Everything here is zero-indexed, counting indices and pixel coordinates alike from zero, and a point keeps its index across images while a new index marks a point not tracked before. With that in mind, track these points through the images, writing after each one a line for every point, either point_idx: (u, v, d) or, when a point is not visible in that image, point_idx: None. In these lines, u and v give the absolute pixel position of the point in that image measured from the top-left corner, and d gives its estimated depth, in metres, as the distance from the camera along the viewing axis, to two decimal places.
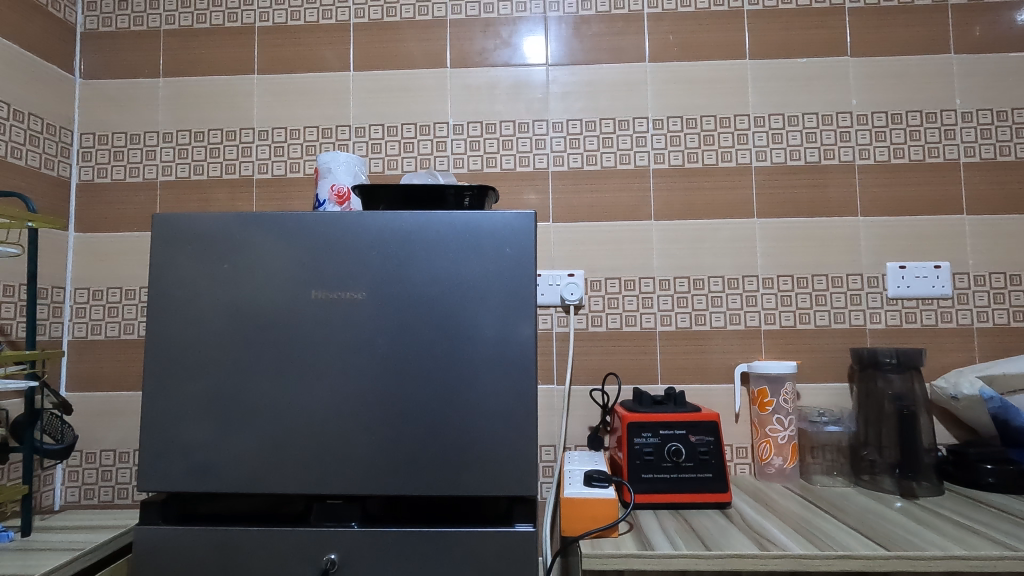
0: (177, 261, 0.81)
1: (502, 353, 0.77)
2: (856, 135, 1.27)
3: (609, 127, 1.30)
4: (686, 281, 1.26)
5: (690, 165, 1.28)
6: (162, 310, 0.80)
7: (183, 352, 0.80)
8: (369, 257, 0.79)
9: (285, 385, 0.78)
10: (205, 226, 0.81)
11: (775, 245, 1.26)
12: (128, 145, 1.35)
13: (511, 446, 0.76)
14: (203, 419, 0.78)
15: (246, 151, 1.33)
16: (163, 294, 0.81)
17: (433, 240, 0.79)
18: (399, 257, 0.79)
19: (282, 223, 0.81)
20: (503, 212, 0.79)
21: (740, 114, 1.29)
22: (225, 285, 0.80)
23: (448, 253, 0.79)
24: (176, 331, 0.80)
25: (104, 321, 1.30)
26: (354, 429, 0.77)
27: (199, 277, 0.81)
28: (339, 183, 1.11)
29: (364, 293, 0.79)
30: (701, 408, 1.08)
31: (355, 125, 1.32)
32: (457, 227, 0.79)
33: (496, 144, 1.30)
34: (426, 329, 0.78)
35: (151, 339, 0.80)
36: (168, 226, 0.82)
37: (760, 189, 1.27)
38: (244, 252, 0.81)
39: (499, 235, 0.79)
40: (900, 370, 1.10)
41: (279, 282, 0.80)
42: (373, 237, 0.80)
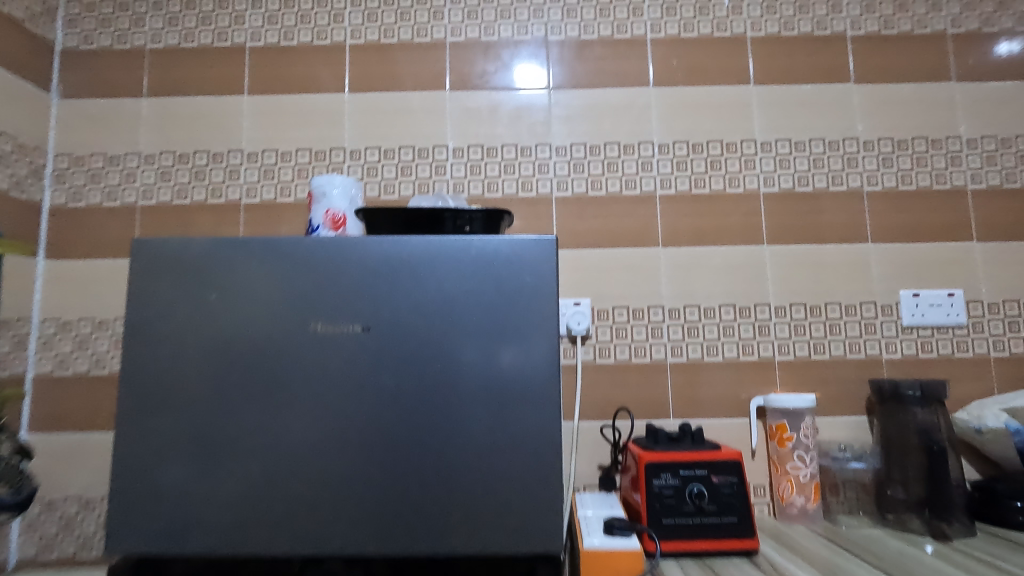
0: (156, 288, 0.73)
1: (522, 388, 0.71)
2: (863, 161, 1.25)
3: (614, 152, 1.26)
4: (697, 310, 1.21)
5: (698, 191, 1.25)
6: (138, 343, 0.72)
7: (161, 390, 0.71)
8: (373, 286, 0.73)
9: (278, 427, 0.70)
10: (191, 253, 0.74)
11: (787, 273, 1.22)
12: (107, 167, 1.27)
13: (532, 492, 0.69)
14: (183, 466, 0.70)
15: (234, 173, 1.26)
16: (139, 326, 0.72)
17: (443, 266, 0.73)
18: (407, 283, 0.73)
19: (277, 247, 0.74)
20: (521, 234, 0.73)
21: (747, 139, 1.26)
22: (211, 316, 0.73)
23: (459, 280, 0.73)
24: (154, 367, 0.72)
25: (73, 355, 1.20)
26: (356, 475, 0.69)
27: (182, 309, 0.73)
28: (334, 208, 1.05)
29: (367, 323, 0.72)
30: (721, 445, 1.02)
31: (350, 148, 1.26)
32: (470, 251, 0.73)
33: (498, 168, 1.25)
34: (436, 362, 0.71)
35: (125, 376, 0.71)
36: (147, 250, 0.74)
37: (770, 215, 1.24)
38: (234, 280, 0.73)
39: (518, 260, 0.73)
40: (924, 403, 1.05)
41: (272, 313, 0.72)
42: (378, 263, 0.73)
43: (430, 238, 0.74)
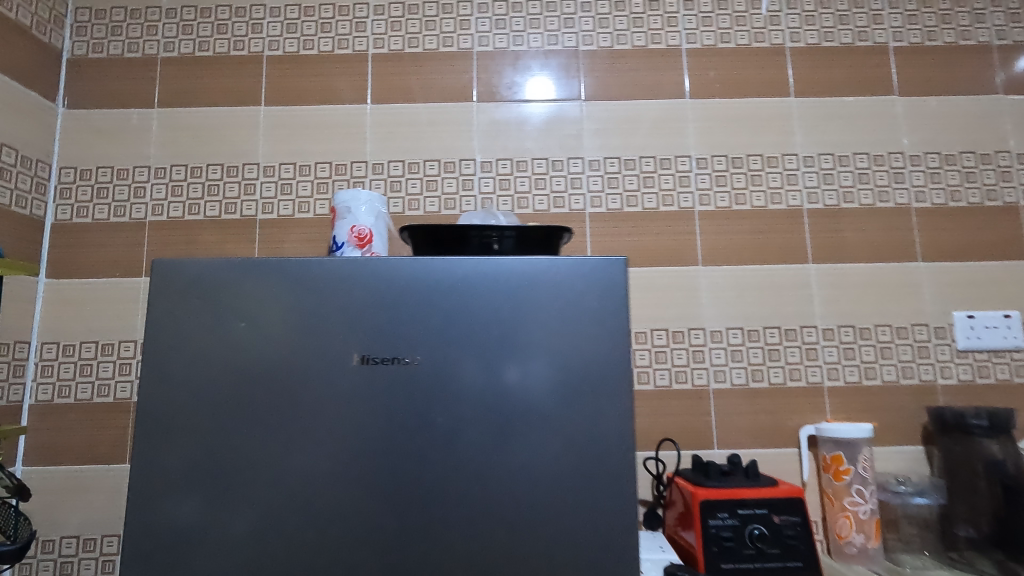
0: (181, 310, 0.67)
1: (584, 419, 0.66)
2: (910, 177, 1.20)
3: (650, 166, 1.20)
4: (741, 333, 1.14)
5: (738, 207, 1.19)
6: (160, 371, 0.66)
7: (188, 423, 0.65)
8: (414, 309, 0.68)
9: (319, 462, 0.65)
10: (212, 274, 0.68)
11: (833, 294, 1.15)
12: (114, 181, 1.20)
13: (590, 531, 0.65)
14: (213, 506, 0.63)
15: (249, 188, 1.20)
16: (161, 351, 0.66)
17: (489, 288, 0.68)
18: (459, 307, 0.68)
19: (317, 267, 0.68)
20: (580, 257, 0.69)
21: (787, 153, 1.21)
22: (241, 342, 0.66)
23: (508, 304, 0.68)
24: (177, 397, 0.65)
25: (73, 382, 1.12)
26: (406, 514, 0.64)
27: (202, 336, 0.66)
28: (360, 225, 0.98)
29: (415, 349, 0.67)
30: (779, 481, 0.94)
31: (372, 161, 1.20)
32: (527, 273, 0.69)
33: (528, 183, 1.19)
34: (491, 392, 0.66)
35: (145, 407, 0.65)
36: (171, 269, 0.68)
37: (815, 232, 1.18)
38: (267, 302, 0.67)
39: (577, 283, 0.69)
40: (993, 434, 1.00)
41: (303, 339, 0.67)
42: (427, 285, 0.68)
43: (483, 258, 0.69)
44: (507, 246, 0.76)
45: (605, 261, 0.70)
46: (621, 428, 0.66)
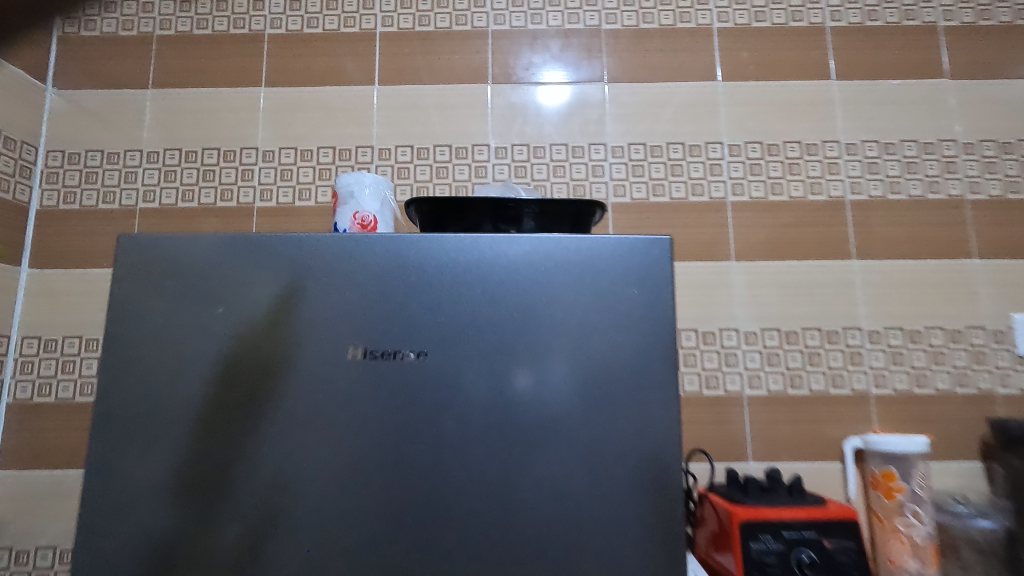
0: (161, 291, 0.60)
1: (617, 422, 0.58)
2: (963, 166, 1.10)
3: (678, 153, 1.11)
4: (777, 334, 1.04)
5: (774, 198, 1.09)
6: (138, 359, 0.58)
7: (166, 419, 0.57)
8: (420, 292, 0.60)
9: (313, 467, 0.56)
10: (194, 252, 0.61)
11: (879, 293, 1.05)
12: (104, 165, 1.13)
13: (621, 548, 0.56)
14: (188, 512, 0.56)
15: (246, 173, 1.12)
16: (136, 337, 0.59)
17: (505, 268, 0.60)
18: (476, 291, 0.60)
19: (316, 246, 0.60)
20: (615, 237, 0.61)
21: (828, 140, 1.11)
22: (229, 328, 0.59)
23: (526, 286, 0.60)
24: (156, 390, 0.58)
25: (55, 379, 1.04)
26: (411, 528, 0.56)
27: (181, 321, 0.59)
28: (364, 211, 0.90)
29: (420, 337, 0.59)
30: (828, 500, 0.84)
31: (378, 146, 1.12)
32: (554, 254, 0.60)
33: (545, 170, 1.10)
34: (511, 390, 0.58)
35: (120, 400, 0.58)
36: (150, 247, 0.61)
37: (858, 226, 1.08)
38: (260, 284, 0.60)
39: (611, 267, 0.60)
40: None
41: (293, 325, 0.59)
42: (440, 266, 0.60)
43: (503, 237, 0.61)
44: (532, 224, 0.67)
45: (644, 241, 0.61)
46: (660, 434, 0.57)
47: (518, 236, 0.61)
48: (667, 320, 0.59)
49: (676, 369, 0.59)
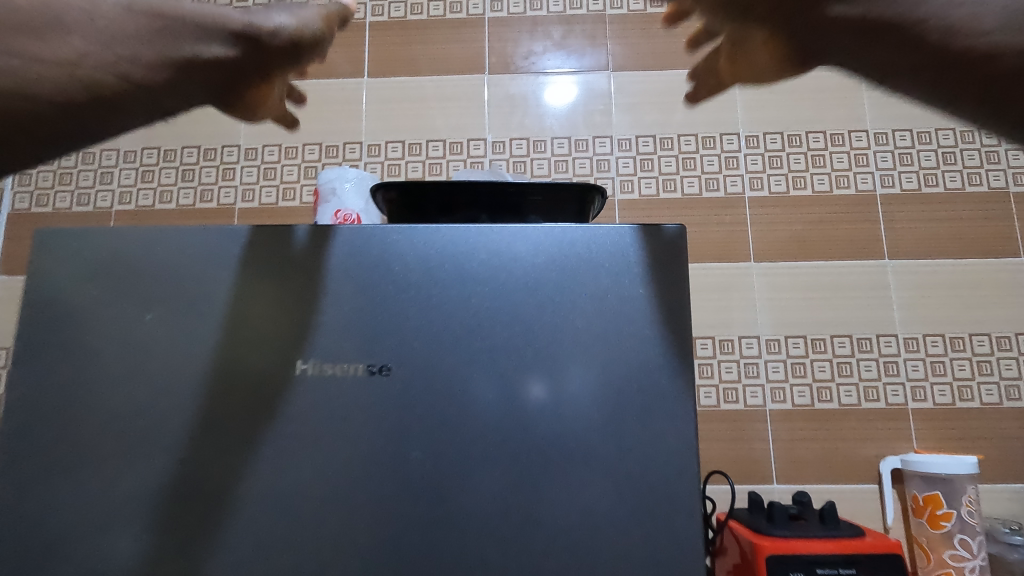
0: (102, 289, 0.53)
1: (622, 446, 0.48)
2: (1006, 156, 1.00)
3: (690, 146, 1.03)
4: (803, 342, 0.95)
5: (796, 192, 1.00)
6: (69, 369, 0.51)
7: (98, 438, 0.50)
8: (388, 290, 0.51)
9: (264, 496, 0.48)
10: (141, 246, 0.54)
11: (916, 296, 0.95)
12: (80, 166, 1.07)
13: None
14: (119, 544, 0.48)
15: (228, 173, 1.05)
16: (70, 341, 0.52)
17: (487, 262, 0.51)
18: (455, 289, 0.51)
19: (277, 241, 0.53)
20: (618, 223, 0.51)
21: (855, 129, 1.03)
22: (175, 334, 0.52)
23: (512, 280, 0.51)
24: (89, 405, 0.50)
25: None
26: (374, 573, 0.47)
27: (123, 323, 0.52)
28: (346, 209, 0.82)
29: (388, 342, 0.50)
30: (866, 531, 0.74)
31: (367, 141, 1.04)
32: (546, 245, 0.51)
33: (547, 166, 1.02)
34: (495, 406, 0.48)
35: (47, 416, 0.50)
36: (93, 239, 0.54)
37: (890, 222, 0.98)
38: (213, 283, 0.53)
39: (614, 259, 0.51)
40: None
41: (249, 330, 0.51)
42: (414, 260, 0.52)
43: (487, 225, 0.52)
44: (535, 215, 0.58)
45: (652, 229, 0.52)
46: (674, 461, 0.48)
47: (504, 225, 0.52)
48: (682, 323, 0.49)
49: (693, 381, 0.49)
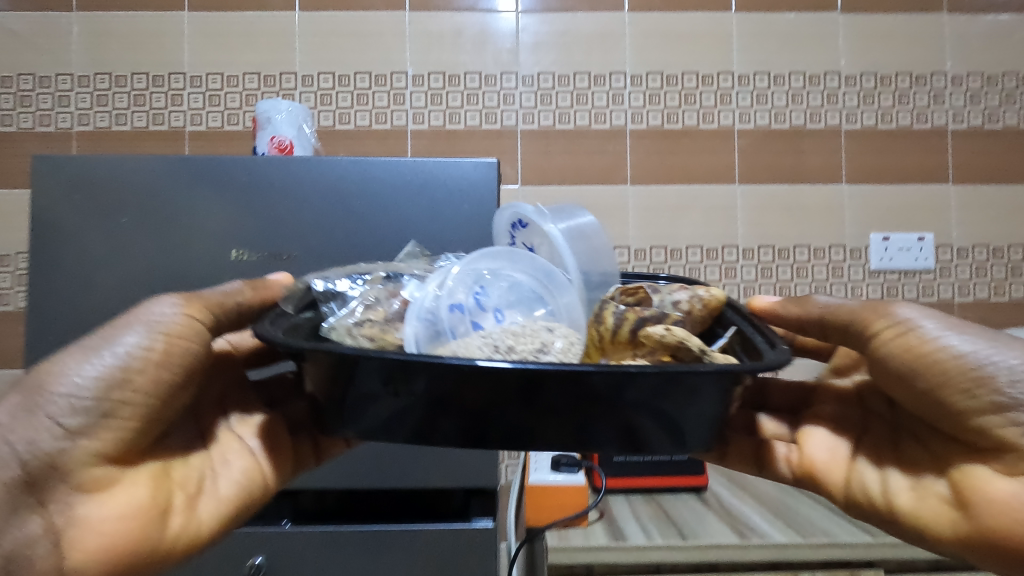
0: (69, 204, 0.64)
1: None
2: (844, 98, 1.20)
3: (584, 83, 1.19)
4: (663, 251, 1.18)
5: (670, 126, 1.19)
6: (88, 268, 0.64)
7: (67, 324, 0.64)
8: (300, 207, 0.65)
9: None
10: (103, 171, 0.64)
11: (756, 213, 1.19)
12: (37, 89, 1.16)
13: None
14: None
15: (175, 99, 1.16)
16: (52, 245, 0.64)
17: (372, 187, 0.66)
18: (342, 210, 0.66)
19: (211, 166, 0.65)
20: (480, 160, 0.66)
21: (723, 71, 1.19)
22: (191, 273, 0.64)
23: (386, 210, 0.66)
24: (76, 293, 0.64)
25: (12, 290, 1.13)
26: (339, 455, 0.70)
27: (89, 233, 0.64)
28: (280, 135, 0.98)
29: (292, 248, 0.65)
30: None
31: (301, 73, 1.17)
32: (417, 184, 0.66)
33: (460, 98, 1.18)
34: None
35: (49, 294, 0.64)
36: (67, 164, 0.64)
37: (744, 153, 1.19)
38: (138, 203, 0.64)
39: (469, 198, 0.67)
40: None
41: (193, 235, 0.65)
42: (372, 235, 0.66)
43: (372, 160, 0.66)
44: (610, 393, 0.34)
45: (481, 164, 0.67)
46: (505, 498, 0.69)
47: (465, 208, 0.66)
48: None
49: None
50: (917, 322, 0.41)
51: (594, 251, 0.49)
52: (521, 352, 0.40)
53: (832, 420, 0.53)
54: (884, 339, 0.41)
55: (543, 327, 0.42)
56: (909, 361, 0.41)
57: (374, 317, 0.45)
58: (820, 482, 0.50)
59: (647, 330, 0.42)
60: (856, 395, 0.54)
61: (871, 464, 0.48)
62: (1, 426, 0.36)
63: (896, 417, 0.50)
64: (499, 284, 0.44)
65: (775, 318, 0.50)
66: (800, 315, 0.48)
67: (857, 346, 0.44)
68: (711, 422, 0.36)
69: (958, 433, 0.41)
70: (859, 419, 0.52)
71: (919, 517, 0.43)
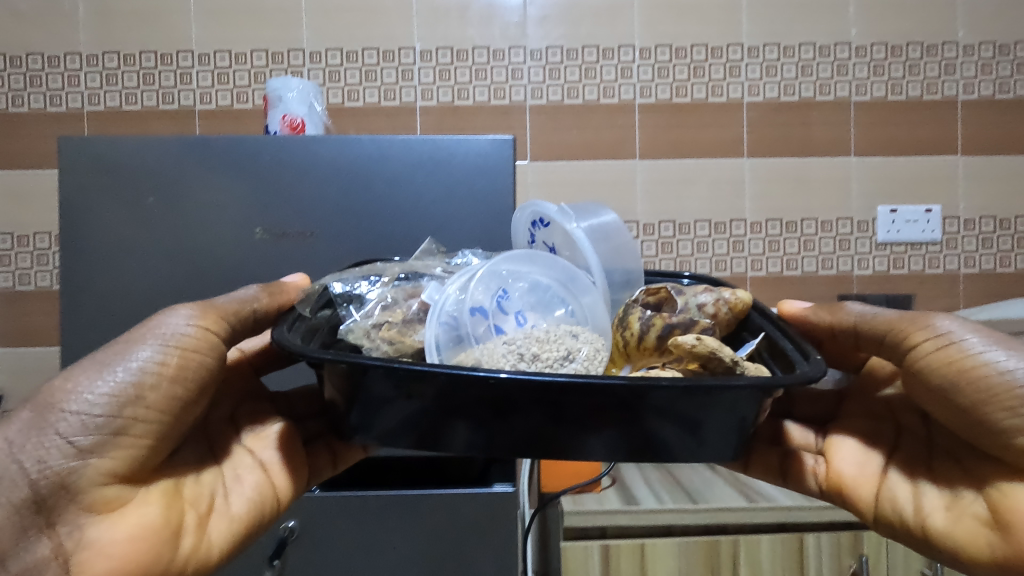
0: (94, 183, 0.65)
1: None
2: (854, 69, 1.19)
3: (593, 56, 1.18)
4: (672, 225, 1.19)
5: (679, 99, 1.19)
6: (118, 246, 0.66)
7: (100, 300, 0.66)
8: (319, 186, 0.67)
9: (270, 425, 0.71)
10: (126, 152, 0.65)
11: (765, 187, 1.19)
12: (46, 69, 1.16)
13: None
14: None
15: (184, 77, 1.16)
16: (82, 224, 0.66)
17: (390, 165, 0.67)
18: (361, 188, 0.67)
19: (233, 146, 0.66)
20: (497, 136, 0.67)
21: (732, 43, 1.19)
22: (210, 252, 0.66)
23: (405, 187, 0.67)
24: (107, 271, 0.66)
25: (32, 270, 1.16)
26: None
27: (117, 213, 0.66)
28: (291, 113, 0.99)
29: (315, 225, 0.67)
30: None
31: (309, 49, 1.17)
32: (435, 161, 0.67)
33: (468, 74, 1.18)
34: None
35: (81, 271, 0.66)
36: (92, 145, 0.65)
37: (752, 126, 1.19)
38: (164, 183, 0.66)
39: (487, 174, 0.68)
40: None
41: (216, 214, 0.66)
42: (392, 213, 0.67)
43: (390, 138, 0.67)
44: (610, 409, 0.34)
45: (499, 140, 0.68)
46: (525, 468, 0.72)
47: (482, 184, 0.68)
48: None
49: None
50: (958, 336, 0.42)
51: (616, 251, 0.48)
52: (547, 358, 0.39)
53: (862, 434, 0.52)
54: (922, 353, 0.43)
55: (567, 332, 0.42)
56: (950, 377, 0.41)
57: (392, 318, 0.45)
58: (848, 497, 0.49)
59: (677, 338, 0.37)
60: (887, 410, 0.53)
61: (901, 477, 0.48)
62: (12, 444, 0.37)
63: (931, 435, 0.49)
64: (518, 285, 0.44)
65: (804, 324, 0.52)
66: (832, 322, 0.49)
67: (893, 357, 0.45)
68: (730, 428, 0.36)
69: (997, 450, 0.42)
70: (890, 432, 0.52)
71: (954, 537, 0.43)
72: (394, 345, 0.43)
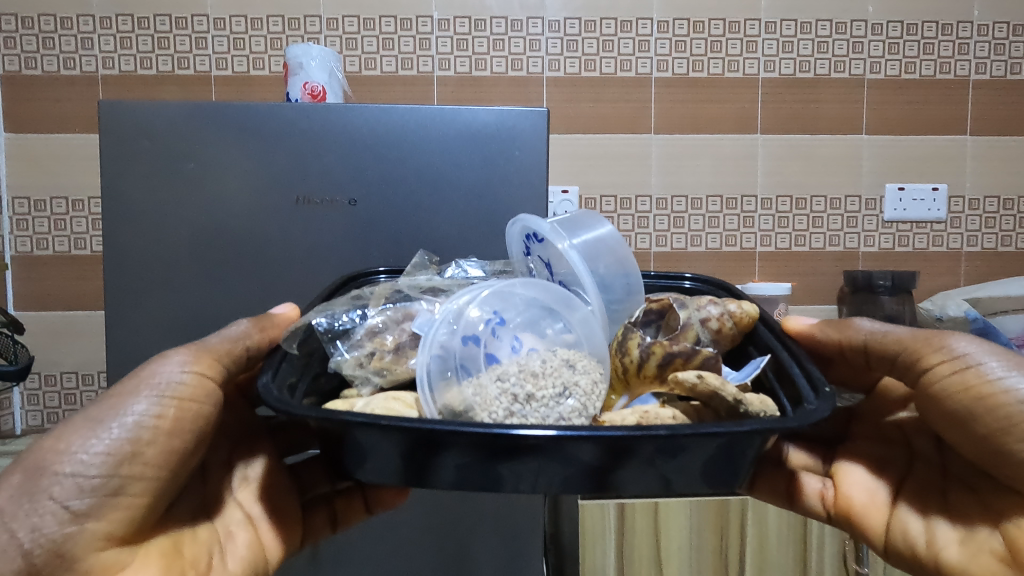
0: (132, 151, 0.66)
1: None
2: (869, 46, 1.20)
3: (610, 29, 1.18)
4: (684, 200, 1.21)
5: (695, 74, 1.19)
6: (157, 213, 0.67)
7: (141, 263, 0.68)
8: (355, 155, 0.68)
9: None
10: (164, 120, 0.66)
11: (776, 163, 1.21)
12: (59, 31, 1.15)
13: None
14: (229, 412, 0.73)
15: (199, 42, 1.16)
16: (121, 190, 0.67)
17: (425, 135, 0.68)
18: (397, 158, 0.68)
19: (268, 115, 0.67)
20: (533, 107, 0.68)
21: (750, 18, 1.19)
22: (231, 220, 0.68)
23: (439, 156, 0.69)
24: (147, 236, 0.68)
25: (50, 235, 1.16)
26: None
27: (156, 181, 0.67)
28: (312, 81, 0.99)
29: (354, 192, 0.68)
30: None
31: (325, 15, 1.16)
32: (469, 131, 0.69)
33: (486, 44, 1.17)
34: None
35: (122, 234, 0.67)
36: (129, 112, 0.66)
37: (767, 102, 1.20)
38: (199, 151, 0.67)
39: (520, 144, 0.69)
40: (893, 291, 1.09)
41: (252, 182, 0.67)
42: (428, 182, 0.69)
43: (425, 108, 0.68)
44: (599, 462, 0.34)
45: (532, 111, 0.69)
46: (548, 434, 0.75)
47: (515, 152, 0.69)
48: None
49: None
50: (975, 359, 0.43)
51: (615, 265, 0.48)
52: (541, 397, 0.38)
53: (874, 459, 0.54)
54: (940, 374, 0.44)
55: (566, 361, 0.41)
56: (968, 402, 0.43)
57: (383, 347, 0.45)
58: (859, 526, 0.51)
59: (680, 376, 0.37)
60: (899, 435, 0.55)
61: (914, 510, 0.49)
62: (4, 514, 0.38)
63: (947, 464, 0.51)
64: (515, 314, 0.42)
65: (810, 343, 0.50)
66: (841, 340, 0.48)
67: (906, 378, 0.46)
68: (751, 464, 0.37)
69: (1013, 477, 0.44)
70: (903, 459, 0.53)
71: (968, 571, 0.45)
72: (388, 375, 0.44)
